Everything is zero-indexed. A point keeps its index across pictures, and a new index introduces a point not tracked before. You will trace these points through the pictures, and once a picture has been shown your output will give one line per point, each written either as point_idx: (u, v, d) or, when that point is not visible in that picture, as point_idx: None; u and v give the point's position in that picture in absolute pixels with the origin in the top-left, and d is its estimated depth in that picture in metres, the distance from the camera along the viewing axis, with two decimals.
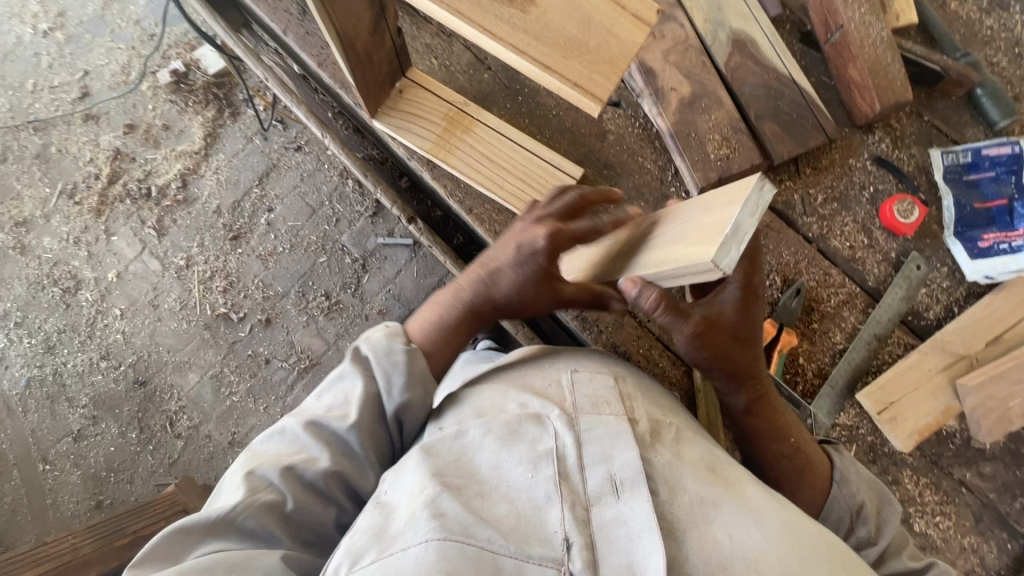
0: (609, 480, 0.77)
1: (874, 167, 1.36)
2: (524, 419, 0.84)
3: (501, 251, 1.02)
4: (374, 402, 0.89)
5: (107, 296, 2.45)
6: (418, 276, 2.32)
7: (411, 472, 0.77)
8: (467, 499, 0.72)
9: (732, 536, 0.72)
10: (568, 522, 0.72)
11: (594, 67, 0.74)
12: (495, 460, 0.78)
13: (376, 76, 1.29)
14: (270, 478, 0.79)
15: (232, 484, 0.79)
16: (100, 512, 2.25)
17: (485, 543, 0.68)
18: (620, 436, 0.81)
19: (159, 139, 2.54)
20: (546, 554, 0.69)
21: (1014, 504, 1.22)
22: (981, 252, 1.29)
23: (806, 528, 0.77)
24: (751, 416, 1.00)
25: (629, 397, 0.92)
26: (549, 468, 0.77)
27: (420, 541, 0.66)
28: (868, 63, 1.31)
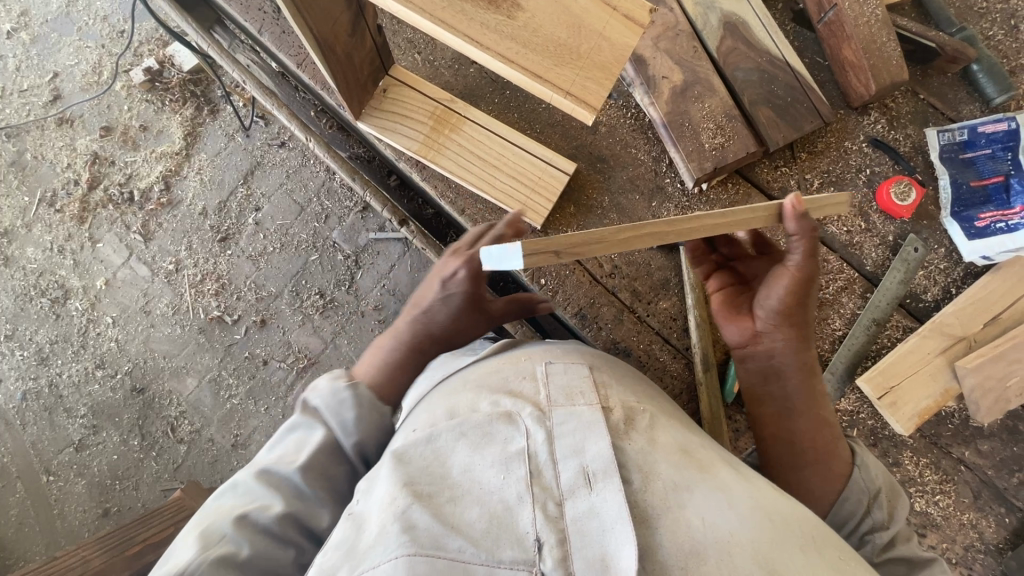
0: (581, 474, 0.70)
1: (870, 149, 1.35)
2: (495, 417, 0.76)
3: (428, 291, 1.09)
4: (330, 443, 0.84)
5: (97, 304, 2.41)
6: (412, 271, 2.29)
7: (379, 482, 0.71)
8: (438, 507, 0.67)
9: (705, 519, 0.65)
10: (542, 522, 0.66)
11: (586, 74, 0.70)
12: (466, 461, 0.72)
13: (358, 77, 1.24)
14: (224, 530, 0.72)
15: (183, 547, 0.72)
16: (108, 520, 2.25)
17: (457, 555, 0.63)
18: (593, 427, 0.74)
19: (138, 141, 2.47)
20: (519, 557, 0.64)
21: (1012, 479, 1.24)
22: (977, 232, 1.29)
23: (785, 508, 0.71)
24: (807, 379, 0.95)
25: (603, 384, 0.83)
26: (522, 467, 0.71)
27: (390, 559, 0.61)
28: (863, 41, 1.27)
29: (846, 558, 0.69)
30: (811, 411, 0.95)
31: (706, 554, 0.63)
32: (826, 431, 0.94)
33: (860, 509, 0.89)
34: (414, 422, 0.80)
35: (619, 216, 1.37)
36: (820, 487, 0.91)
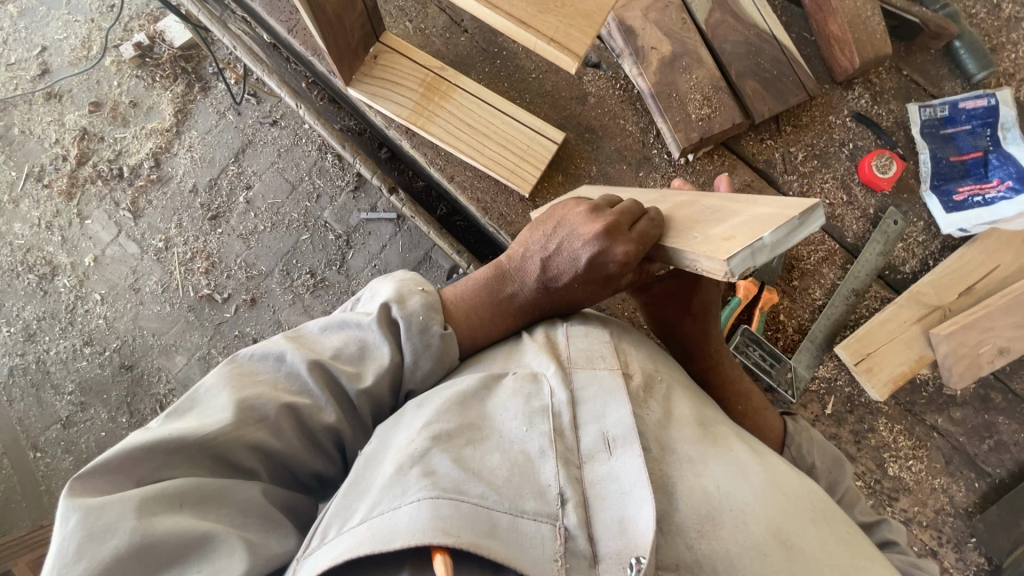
0: (601, 437, 0.79)
1: (854, 124, 1.37)
2: (522, 380, 0.85)
3: (567, 255, 0.96)
4: (391, 373, 0.85)
5: (86, 281, 2.40)
6: (403, 251, 2.29)
7: (403, 429, 0.78)
8: (459, 455, 0.74)
9: (718, 485, 0.76)
10: (563, 478, 0.75)
11: (569, 21, 0.72)
12: (491, 416, 0.81)
13: (348, 41, 1.25)
14: (267, 413, 0.74)
15: (219, 403, 0.73)
16: None
17: (479, 500, 0.70)
18: (612, 393, 0.83)
19: (128, 117, 2.45)
20: (541, 509, 0.72)
21: (982, 445, 1.27)
22: (955, 205, 1.31)
23: (790, 484, 0.80)
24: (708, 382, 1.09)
25: (622, 351, 0.92)
26: (545, 424, 0.79)
27: (413, 502, 0.67)
28: (849, 15, 1.29)
29: (850, 532, 0.81)
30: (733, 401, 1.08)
31: (720, 515, 0.73)
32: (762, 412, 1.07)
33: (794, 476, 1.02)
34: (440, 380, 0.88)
35: (607, 185, 1.39)
36: None
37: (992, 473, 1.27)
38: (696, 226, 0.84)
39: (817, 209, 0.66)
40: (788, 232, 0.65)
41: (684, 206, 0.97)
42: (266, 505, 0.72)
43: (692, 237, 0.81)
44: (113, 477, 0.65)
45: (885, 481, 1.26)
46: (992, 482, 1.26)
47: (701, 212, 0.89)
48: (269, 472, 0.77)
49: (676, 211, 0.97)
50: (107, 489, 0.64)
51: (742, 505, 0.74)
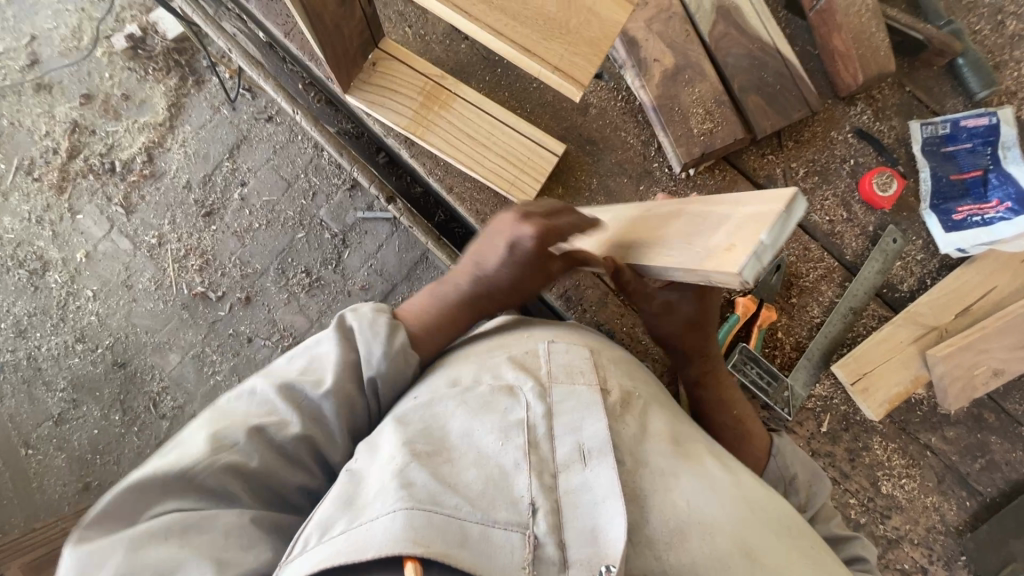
0: (576, 448, 0.79)
1: (855, 140, 1.36)
2: (498, 391, 0.85)
3: (490, 249, 0.96)
4: (352, 371, 0.85)
5: (78, 277, 2.36)
6: (400, 251, 2.29)
7: (382, 442, 0.78)
8: (435, 466, 0.74)
9: (688, 499, 0.77)
10: (536, 488, 0.75)
11: (574, 49, 0.70)
12: (467, 427, 0.80)
13: (346, 49, 1.22)
14: (242, 432, 0.74)
15: (193, 439, 0.73)
16: (89, 494, 2.25)
17: (453, 511, 0.69)
18: (590, 407, 0.83)
19: (120, 111, 2.40)
20: (513, 519, 0.71)
21: (974, 464, 1.29)
22: (954, 224, 1.31)
23: (756, 498, 0.83)
24: (701, 387, 1.16)
25: (601, 367, 0.93)
26: (520, 436, 0.79)
27: (388, 514, 0.67)
28: (853, 32, 1.28)
29: (813, 546, 0.82)
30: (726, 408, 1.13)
31: (688, 527, 0.75)
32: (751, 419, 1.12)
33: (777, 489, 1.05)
34: (416, 390, 0.88)
35: (607, 198, 1.38)
36: None
37: (984, 492, 1.28)
38: (671, 238, 0.82)
39: (798, 193, 0.63)
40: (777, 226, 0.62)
41: (647, 218, 0.97)
42: (251, 528, 0.70)
43: (675, 251, 0.78)
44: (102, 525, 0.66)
45: (877, 499, 1.27)
46: (983, 501, 1.28)
47: (668, 221, 0.87)
48: (255, 496, 0.75)
49: (638, 227, 0.96)
50: (97, 534, 0.65)
51: (709, 518, 0.76)
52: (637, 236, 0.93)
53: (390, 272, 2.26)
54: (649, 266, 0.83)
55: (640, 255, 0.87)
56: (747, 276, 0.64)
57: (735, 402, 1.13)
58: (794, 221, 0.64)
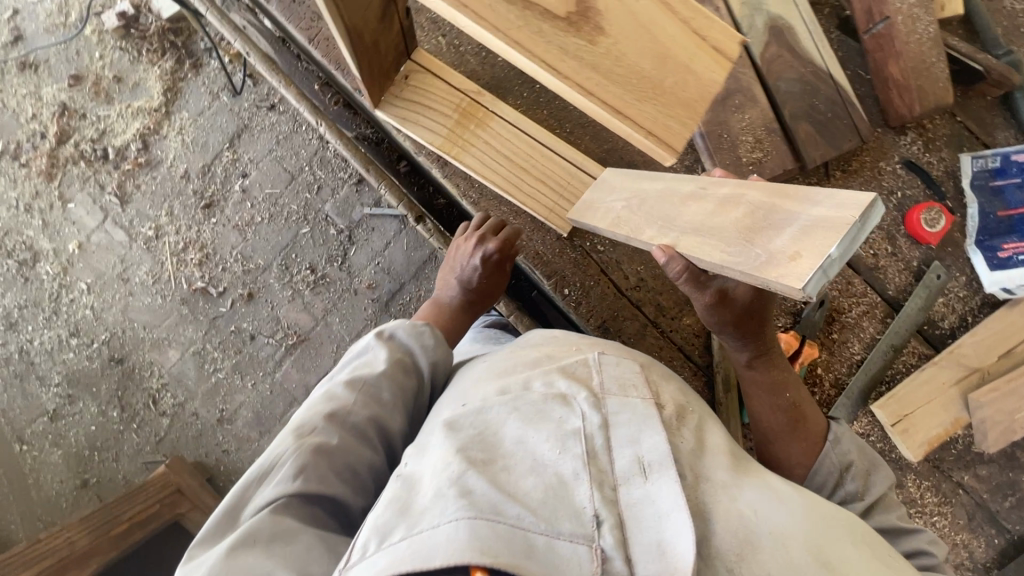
0: (636, 461, 0.71)
1: (903, 171, 1.32)
2: (549, 399, 0.78)
3: (465, 267, 1.21)
4: (401, 358, 0.93)
5: (70, 269, 2.25)
6: (408, 249, 2.13)
7: (434, 449, 0.74)
8: (494, 475, 0.69)
9: (756, 513, 0.70)
10: (599, 500, 0.68)
11: (668, 110, 0.64)
12: (520, 435, 0.74)
13: (380, 65, 1.14)
14: (314, 425, 0.81)
15: (279, 441, 0.81)
16: (88, 490, 2.20)
17: (516, 522, 0.65)
18: (646, 419, 0.75)
19: (111, 93, 2.24)
20: (577, 530, 0.65)
21: (1004, 503, 1.30)
22: (1000, 262, 1.27)
23: (826, 511, 0.75)
24: (753, 371, 1.08)
25: (654, 381, 0.85)
26: (577, 446, 0.72)
27: (449, 521, 0.63)
28: (911, 60, 1.23)
29: (894, 558, 0.75)
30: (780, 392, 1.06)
31: (759, 543, 0.67)
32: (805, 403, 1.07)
33: (830, 479, 1.00)
34: (464, 398, 0.83)
35: None
36: (799, 458, 1.03)
37: (1011, 529, 1.30)
38: (724, 229, 0.75)
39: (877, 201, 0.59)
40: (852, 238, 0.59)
41: (687, 199, 0.85)
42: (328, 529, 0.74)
43: (727, 246, 0.73)
44: (212, 533, 0.74)
45: None
46: (1010, 538, 1.30)
47: (716, 208, 0.79)
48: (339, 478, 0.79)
49: (678, 212, 0.85)
50: (209, 547, 0.73)
51: (781, 534, 0.68)
52: (681, 225, 0.83)
53: (398, 271, 2.11)
54: (699, 262, 0.77)
55: (686, 246, 0.80)
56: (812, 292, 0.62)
57: (787, 386, 1.07)
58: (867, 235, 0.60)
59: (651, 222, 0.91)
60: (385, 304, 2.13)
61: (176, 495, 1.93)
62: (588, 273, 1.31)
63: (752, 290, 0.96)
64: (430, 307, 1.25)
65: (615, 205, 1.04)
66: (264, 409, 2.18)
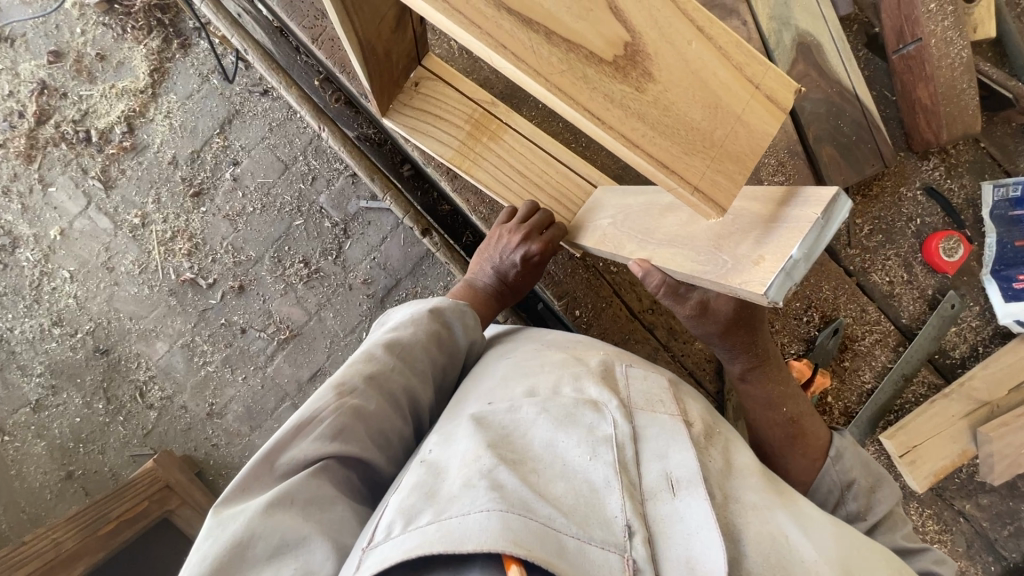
0: (665, 477, 0.68)
1: (924, 198, 1.29)
2: (582, 402, 0.73)
3: (503, 258, 1.10)
4: (436, 329, 0.88)
5: (52, 256, 2.14)
6: (405, 244, 2.01)
7: (461, 439, 0.68)
8: (524, 474, 0.64)
9: (788, 537, 0.65)
10: (630, 510, 0.63)
11: (718, 165, 0.60)
12: (549, 437, 0.69)
13: (391, 74, 1.07)
14: (355, 386, 0.75)
15: (313, 395, 0.75)
16: (73, 483, 2.13)
17: (547, 522, 0.59)
18: (676, 435, 0.72)
19: (94, 72, 2.10)
20: (608, 539, 0.60)
21: (1003, 531, 1.32)
22: (1014, 293, 1.27)
23: (860, 542, 0.70)
24: (747, 383, 1.01)
25: (682, 397, 0.82)
26: (609, 454, 0.68)
27: (481, 510, 0.57)
28: (942, 86, 1.18)
29: None
30: (775, 403, 0.97)
31: (792, 570, 0.62)
32: (808, 414, 0.96)
33: (832, 498, 0.90)
34: (491, 393, 0.77)
35: None
36: (800, 472, 0.93)
37: (1007, 556, 1.32)
38: (697, 239, 0.74)
39: (840, 196, 0.56)
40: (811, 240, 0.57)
41: (665, 211, 0.84)
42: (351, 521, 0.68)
43: (698, 256, 0.71)
44: (243, 484, 0.67)
45: None
46: (1006, 566, 1.33)
47: (691, 217, 0.77)
48: (371, 442, 0.74)
49: (657, 225, 0.85)
50: (239, 499, 0.66)
51: (816, 563, 0.64)
52: (659, 238, 0.83)
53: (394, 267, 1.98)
54: (675, 273, 0.76)
55: (661, 259, 0.79)
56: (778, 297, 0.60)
57: (786, 399, 0.97)
58: (831, 232, 0.58)
59: (633, 234, 0.89)
60: (380, 301, 2.02)
61: (165, 491, 1.85)
62: (600, 295, 1.29)
63: (733, 301, 0.90)
64: (462, 288, 1.15)
65: (602, 221, 1.02)
66: (255, 404, 2.10)
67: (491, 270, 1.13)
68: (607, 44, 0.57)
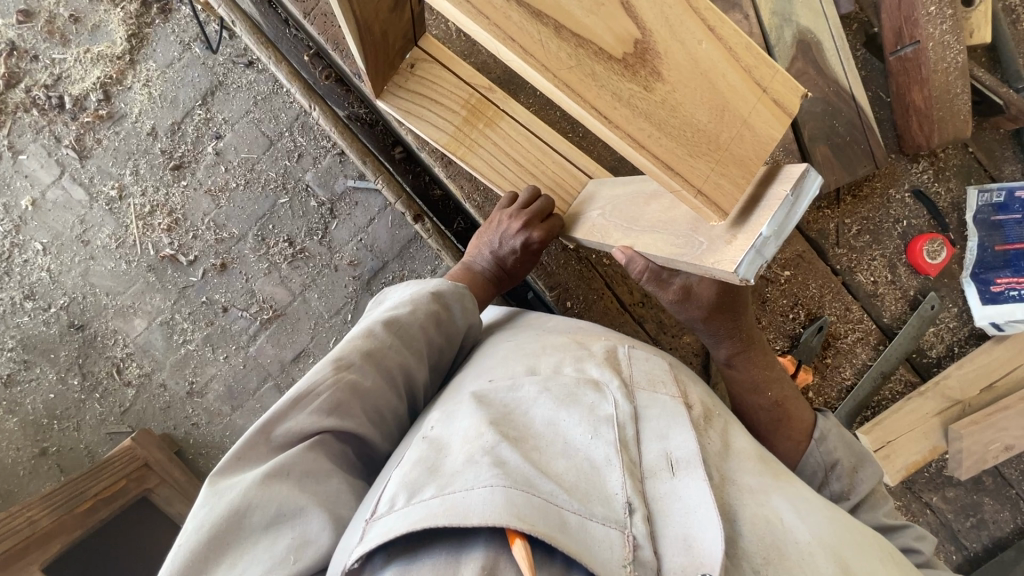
0: (664, 457, 0.69)
1: (911, 201, 1.31)
2: (582, 383, 0.74)
3: (503, 242, 1.08)
4: (435, 308, 0.87)
5: (23, 226, 2.06)
6: (393, 227, 1.98)
7: (463, 416, 0.68)
8: (526, 451, 0.64)
9: (783, 519, 0.66)
10: (630, 488, 0.64)
11: (722, 169, 0.59)
12: (550, 416, 0.70)
13: (387, 54, 1.04)
14: (352, 361, 0.74)
15: (311, 369, 0.74)
16: (47, 460, 2.09)
17: (549, 497, 0.59)
18: (676, 417, 0.73)
19: (67, 35, 1.99)
20: (609, 515, 0.61)
21: (966, 522, 1.38)
22: (992, 296, 1.31)
23: (853, 526, 0.72)
24: (732, 369, 1.01)
25: (681, 381, 0.82)
26: (610, 433, 0.68)
27: (484, 484, 0.57)
28: (936, 89, 1.19)
29: None
30: (760, 385, 0.98)
31: (786, 549, 0.63)
32: (792, 397, 0.98)
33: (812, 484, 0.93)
34: (492, 373, 0.77)
35: None
36: (783, 453, 0.95)
37: (970, 547, 1.39)
38: (677, 224, 0.74)
39: (809, 169, 0.56)
40: (780, 215, 0.58)
41: (650, 198, 0.86)
42: (349, 496, 0.68)
43: (677, 239, 0.72)
44: (238, 456, 0.67)
45: None
46: (968, 556, 1.39)
47: (672, 203, 0.79)
48: (368, 417, 0.74)
49: (641, 211, 0.86)
50: (237, 469, 0.66)
51: (809, 544, 0.64)
52: (643, 224, 0.83)
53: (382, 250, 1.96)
54: (654, 257, 0.77)
55: (642, 245, 0.81)
56: (750, 274, 0.60)
57: (771, 383, 0.98)
58: (803, 205, 0.58)
59: (618, 222, 0.90)
60: (367, 283, 2.00)
61: (144, 469, 1.82)
62: (592, 287, 1.30)
63: (716, 285, 0.90)
64: (459, 271, 1.13)
65: (591, 212, 1.02)
66: (237, 384, 2.07)
67: (490, 254, 1.11)
68: (617, 40, 0.56)
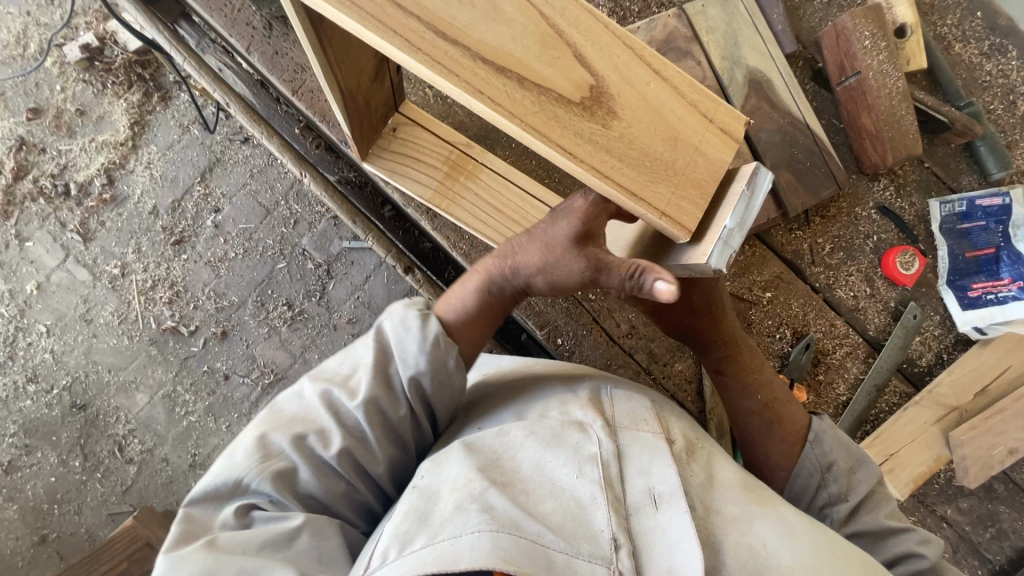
0: (648, 492, 0.70)
1: (878, 217, 1.37)
2: (567, 424, 0.75)
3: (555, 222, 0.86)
4: (388, 373, 0.76)
5: (28, 310, 2.12)
6: (388, 282, 2.03)
7: (452, 463, 0.70)
8: (514, 496, 0.65)
9: (767, 545, 0.67)
10: (616, 524, 0.65)
11: (683, 192, 0.65)
12: (537, 458, 0.71)
13: (370, 120, 1.12)
14: (281, 448, 0.70)
15: (244, 447, 0.71)
16: (46, 547, 2.04)
17: (537, 539, 0.61)
18: (658, 451, 0.74)
19: (74, 127, 2.13)
20: (595, 552, 0.62)
21: (985, 533, 1.36)
22: (970, 302, 1.35)
23: (840, 544, 0.72)
24: (722, 376, 1.03)
25: (663, 416, 0.84)
26: (595, 471, 0.70)
27: (473, 531, 0.59)
28: (882, 114, 1.28)
29: None
30: (750, 390, 1.00)
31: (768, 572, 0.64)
32: (784, 400, 0.99)
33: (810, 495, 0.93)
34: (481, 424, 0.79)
35: None
36: (780, 455, 0.95)
37: (993, 559, 1.36)
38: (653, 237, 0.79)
39: (759, 168, 0.65)
40: (741, 207, 0.64)
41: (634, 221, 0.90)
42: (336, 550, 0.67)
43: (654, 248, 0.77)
44: (191, 532, 0.66)
45: None
46: (993, 569, 1.36)
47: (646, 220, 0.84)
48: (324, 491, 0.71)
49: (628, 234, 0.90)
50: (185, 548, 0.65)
51: (791, 564, 0.66)
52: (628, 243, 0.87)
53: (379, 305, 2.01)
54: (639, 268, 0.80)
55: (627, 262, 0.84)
56: (722, 264, 0.64)
57: (761, 387, 1.00)
58: (757, 201, 0.65)
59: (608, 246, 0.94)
60: None
61: (145, 549, 1.76)
62: (581, 322, 1.33)
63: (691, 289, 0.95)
64: (475, 295, 0.85)
65: None
66: None
67: (527, 274, 0.84)
68: (575, 86, 0.62)
